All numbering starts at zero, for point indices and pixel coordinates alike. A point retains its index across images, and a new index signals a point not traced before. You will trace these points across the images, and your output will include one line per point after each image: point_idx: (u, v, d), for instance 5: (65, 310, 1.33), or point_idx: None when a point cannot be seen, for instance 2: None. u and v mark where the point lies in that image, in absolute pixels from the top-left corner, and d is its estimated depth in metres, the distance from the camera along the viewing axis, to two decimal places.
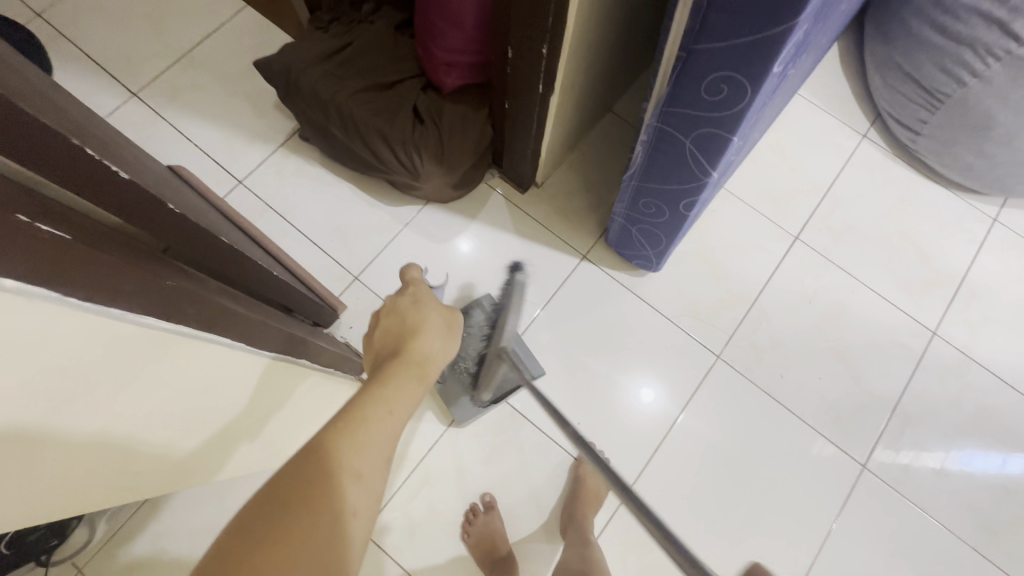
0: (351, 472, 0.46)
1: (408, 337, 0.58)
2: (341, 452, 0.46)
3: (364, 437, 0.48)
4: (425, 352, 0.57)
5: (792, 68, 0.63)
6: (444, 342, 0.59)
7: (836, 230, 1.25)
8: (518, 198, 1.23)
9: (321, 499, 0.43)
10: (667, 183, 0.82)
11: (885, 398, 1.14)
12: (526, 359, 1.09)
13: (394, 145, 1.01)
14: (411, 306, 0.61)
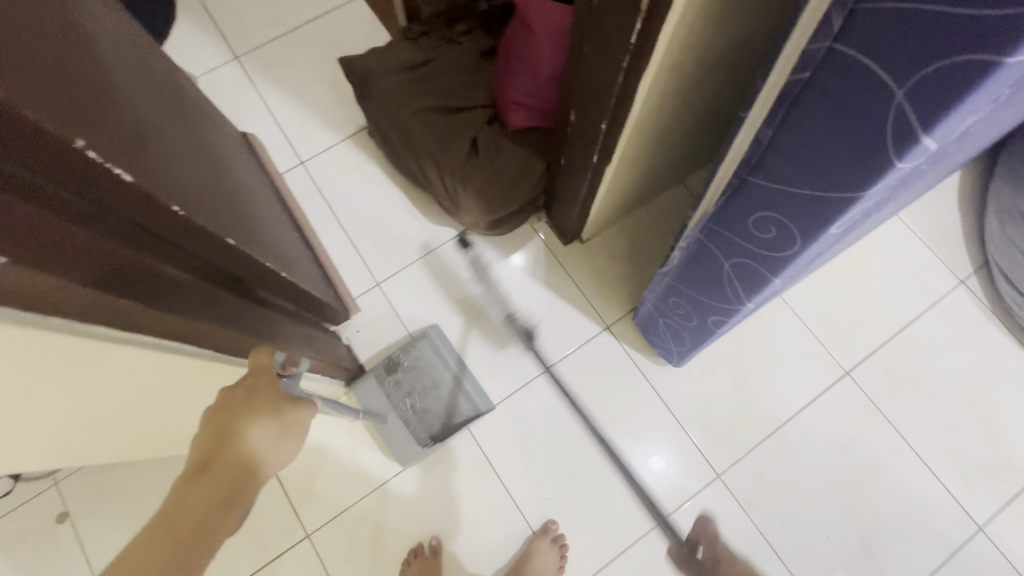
0: (168, 570, 0.48)
1: (236, 435, 0.56)
2: (205, 488, 0.53)
3: (219, 483, 0.53)
4: (247, 471, 0.56)
5: (864, 224, 0.55)
6: (282, 440, 0.59)
7: (895, 377, 1.10)
8: (558, 249, 1.18)
9: (193, 517, 0.51)
10: (700, 294, 0.75)
11: None
12: (474, 392, 1.08)
13: (443, 172, 1.00)
14: (244, 397, 0.58)
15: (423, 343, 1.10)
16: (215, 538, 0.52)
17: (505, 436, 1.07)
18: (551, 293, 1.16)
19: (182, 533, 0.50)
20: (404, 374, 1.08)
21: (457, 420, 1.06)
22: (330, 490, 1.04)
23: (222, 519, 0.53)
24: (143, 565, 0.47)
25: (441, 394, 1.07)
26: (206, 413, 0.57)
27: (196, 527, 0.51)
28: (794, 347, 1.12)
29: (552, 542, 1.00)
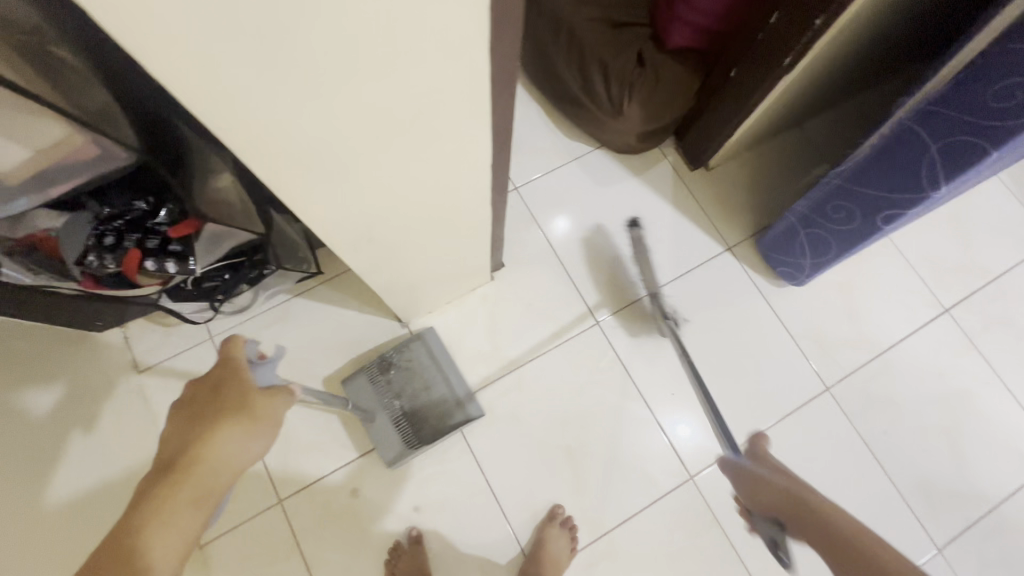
0: (147, 566, 0.50)
1: (179, 469, 0.53)
2: (149, 520, 0.51)
3: (147, 514, 0.52)
4: (212, 460, 0.54)
5: None
6: (244, 439, 0.56)
7: (990, 317, 1.19)
8: (684, 174, 1.25)
9: (129, 553, 0.50)
10: (876, 191, 0.83)
11: (985, 498, 1.09)
12: (465, 397, 1.05)
13: (610, 79, 1.07)
14: (214, 397, 0.58)
15: (418, 346, 1.07)
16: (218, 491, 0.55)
17: (631, 333, 1.14)
18: (676, 212, 1.23)
19: (120, 564, 0.49)
20: (396, 373, 1.05)
21: (445, 426, 1.03)
22: (469, 367, 1.10)
23: (173, 518, 0.52)
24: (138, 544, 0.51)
25: (431, 397, 1.04)
26: (168, 429, 0.57)
27: (129, 557, 0.50)
28: (900, 283, 1.20)
29: (562, 526, 1.01)
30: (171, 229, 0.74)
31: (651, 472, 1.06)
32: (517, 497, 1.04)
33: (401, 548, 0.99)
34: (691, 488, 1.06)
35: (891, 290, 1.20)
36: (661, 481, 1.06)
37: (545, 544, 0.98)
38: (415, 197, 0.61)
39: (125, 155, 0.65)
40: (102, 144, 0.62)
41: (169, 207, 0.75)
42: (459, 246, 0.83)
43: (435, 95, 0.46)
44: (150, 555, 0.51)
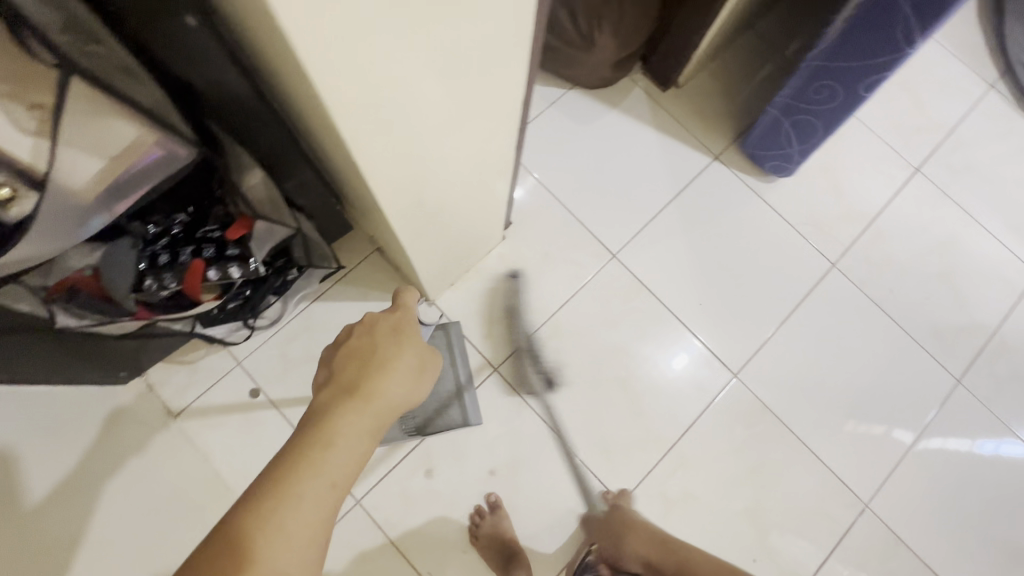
0: (327, 475, 0.48)
1: (359, 395, 0.53)
2: (332, 440, 0.50)
3: (336, 434, 0.50)
4: (387, 394, 0.54)
5: None
6: (412, 385, 0.57)
7: (955, 167, 1.30)
8: (658, 96, 1.28)
9: (309, 470, 0.48)
10: (855, 62, 0.88)
11: (985, 326, 1.20)
12: (467, 401, 1.06)
13: (577, 12, 1.06)
14: (387, 336, 0.59)
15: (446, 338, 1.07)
16: (386, 423, 0.54)
17: (648, 258, 1.18)
18: (660, 134, 1.26)
19: (303, 477, 0.47)
20: None
21: (440, 420, 1.04)
22: (506, 328, 1.11)
23: (356, 440, 0.51)
24: (320, 450, 0.49)
25: (440, 387, 1.05)
26: (337, 360, 0.56)
27: (314, 469, 0.48)
28: (873, 155, 1.29)
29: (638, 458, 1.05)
30: (227, 232, 0.74)
31: (699, 381, 1.11)
32: (584, 436, 1.07)
33: (486, 514, 1.00)
34: (738, 385, 1.12)
35: (866, 163, 1.28)
36: (710, 387, 1.11)
37: (616, 503, 1.01)
38: (458, 150, 0.61)
39: (187, 153, 0.62)
40: (165, 145, 0.59)
41: (217, 214, 0.74)
42: (484, 202, 0.82)
43: (489, 30, 0.45)
44: (336, 476, 0.48)
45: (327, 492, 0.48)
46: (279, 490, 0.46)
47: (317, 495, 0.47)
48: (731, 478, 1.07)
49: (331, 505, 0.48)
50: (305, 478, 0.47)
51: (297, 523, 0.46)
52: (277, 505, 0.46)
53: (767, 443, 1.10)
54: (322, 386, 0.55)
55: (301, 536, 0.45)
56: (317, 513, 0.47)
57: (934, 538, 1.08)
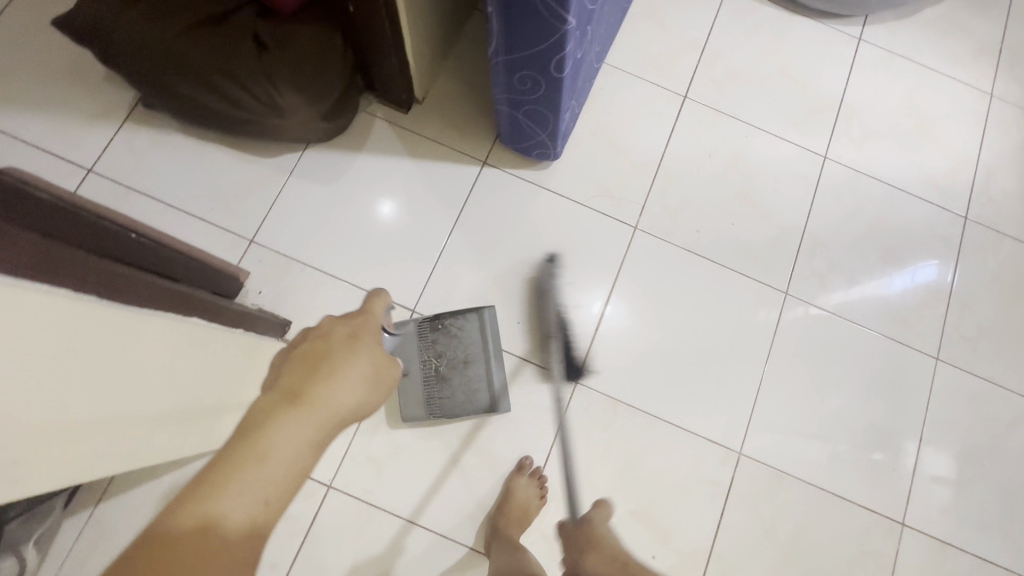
0: (253, 493, 0.44)
1: (302, 404, 0.47)
2: (268, 457, 0.45)
3: (274, 451, 0.45)
4: (329, 405, 0.48)
5: None
6: (363, 396, 0.50)
7: (720, 80, 1.27)
8: (403, 121, 1.17)
9: (241, 484, 0.44)
10: (529, 50, 0.80)
11: (794, 228, 1.20)
12: (496, 383, 1.03)
13: (245, 82, 0.94)
14: (343, 342, 0.51)
15: (473, 321, 1.05)
16: (334, 435, 0.49)
17: (450, 299, 1.09)
18: (419, 162, 1.15)
19: (233, 489, 0.43)
20: (443, 339, 1.04)
21: (494, 403, 1.02)
22: None
23: (296, 456, 0.46)
24: (248, 469, 0.44)
25: (479, 369, 1.03)
26: (283, 358, 0.50)
27: (247, 484, 0.44)
28: (639, 100, 1.24)
29: (531, 475, 1.01)
30: None
31: (542, 404, 1.06)
32: (449, 512, 1.00)
33: None
34: (583, 390, 1.07)
35: (635, 111, 1.23)
36: (554, 405, 1.06)
37: (511, 494, 0.99)
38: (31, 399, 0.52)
39: None
40: None
41: None
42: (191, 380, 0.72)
43: None
44: (269, 492, 0.45)
45: (248, 519, 0.44)
46: (205, 509, 0.42)
47: (244, 517, 0.43)
48: (605, 487, 1.04)
49: (258, 527, 0.44)
50: (232, 487, 0.43)
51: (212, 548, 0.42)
52: (199, 525, 0.42)
53: (628, 436, 1.06)
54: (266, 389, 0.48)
55: (230, 544, 0.43)
56: (243, 526, 0.43)
57: (812, 455, 1.09)
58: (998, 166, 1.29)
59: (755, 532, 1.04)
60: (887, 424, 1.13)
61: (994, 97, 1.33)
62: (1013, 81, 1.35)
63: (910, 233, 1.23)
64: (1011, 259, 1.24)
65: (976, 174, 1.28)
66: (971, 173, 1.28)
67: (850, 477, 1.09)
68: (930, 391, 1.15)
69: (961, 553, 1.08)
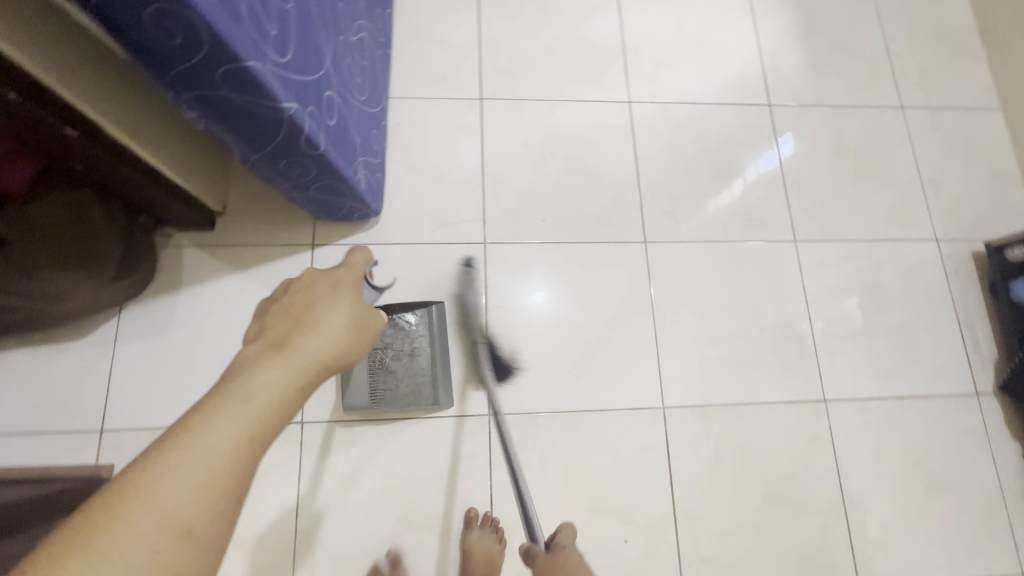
0: (232, 430, 0.44)
1: (297, 333, 0.52)
2: (265, 375, 0.48)
3: (271, 371, 0.48)
4: (319, 334, 0.53)
5: None
6: (350, 333, 0.55)
7: (507, 70, 1.27)
8: (214, 237, 1.10)
9: (240, 401, 0.46)
10: (270, 143, 0.75)
11: (629, 178, 1.23)
12: (440, 379, 1.04)
13: (4, 286, 0.86)
14: (327, 289, 0.57)
15: (417, 316, 1.06)
16: (315, 377, 0.51)
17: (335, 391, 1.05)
18: (246, 272, 1.09)
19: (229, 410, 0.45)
20: (389, 334, 1.04)
21: (430, 402, 1.03)
22: None
23: (291, 374, 0.49)
24: (235, 403, 0.46)
25: (420, 364, 1.04)
26: (271, 306, 0.56)
27: (244, 403, 0.46)
28: (438, 120, 1.23)
29: (483, 525, 0.99)
30: None
31: (466, 449, 1.05)
32: None
33: None
34: (498, 418, 1.06)
35: (438, 133, 1.22)
36: (478, 445, 1.05)
37: (469, 553, 0.96)
38: None
39: None
40: None
41: None
42: None
43: None
44: (268, 412, 0.46)
45: (244, 437, 0.44)
46: (188, 441, 0.43)
47: (228, 448, 0.44)
48: (554, 498, 1.03)
49: (238, 464, 0.44)
50: (227, 403, 0.45)
51: (193, 480, 0.41)
52: (182, 457, 0.42)
53: (558, 441, 1.06)
54: (251, 339, 0.52)
55: (221, 460, 0.43)
56: (234, 449, 0.44)
57: (724, 377, 1.13)
58: (779, 48, 1.37)
59: (702, 471, 1.07)
60: (781, 317, 1.18)
61: None
62: None
63: (730, 137, 1.29)
64: (820, 125, 1.32)
65: (763, 63, 1.35)
66: (759, 63, 1.35)
67: (764, 381, 1.13)
68: (801, 272, 1.21)
69: (883, 403, 1.14)
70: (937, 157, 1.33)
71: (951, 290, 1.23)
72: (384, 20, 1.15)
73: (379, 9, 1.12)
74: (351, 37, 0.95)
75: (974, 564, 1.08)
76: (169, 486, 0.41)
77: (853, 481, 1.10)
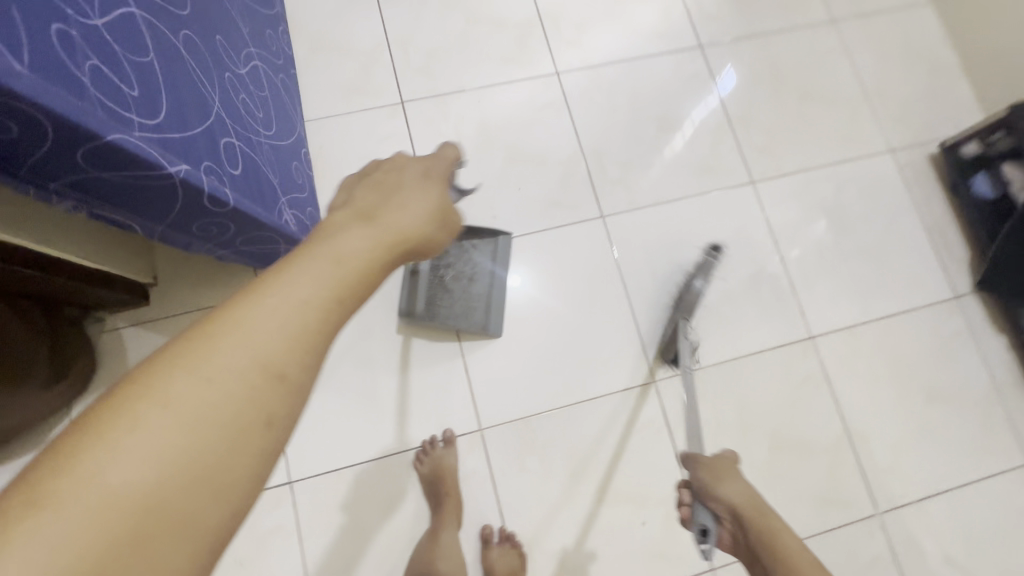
0: (309, 293, 0.37)
1: (382, 209, 0.45)
2: (348, 246, 0.40)
3: (354, 244, 0.41)
4: (403, 213, 0.46)
5: (78, 38, 0.51)
6: (431, 220, 0.48)
7: (423, 65, 1.20)
8: (152, 310, 1.02)
9: (322, 265, 0.38)
10: (173, 212, 0.69)
11: (573, 153, 1.18)
12: (490, 308, 1.06)
13: None
14: (412, 174, 0.50)
15: (483, 245, 1.07)
16: (400, 254, 0.44)
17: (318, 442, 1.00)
18: None
19: (310, 273, 0.38)
20: (454, 253, 1.06)
21: (480, 329, 1.06)
22: None
23: (373, 248, 0.42)
24: (326, 261, 0.39)
25: (473, 294, 1.06)
26: (355, 182, 0.49)
27: (325, 268, 0.38)
28: (362, 134, 1.15)
29: (500, 540, 0.97)
30: None
31: (465, 468, 1.01)
32: None
33: None
34: (492, 430, 1.03)
35: (365, 147, 1.14)
36: (477, 462, 1.02)
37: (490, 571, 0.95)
38: None
39: None
40: None
41: None
42: None
43: None
44: (350, 284, 0.39)
45: (322, 305, 0.37)
46: (276, 288, 0.36)
47: (319, 299, 0.37)
48: (564, 497, 1.01)
49: (327, 325, 0.37)
50: (303, 266, 0.38)
51: (281, 328, 0.35)
52: (267, 304, 0.35)
53: (557, 438, 1.03)
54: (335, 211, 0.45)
55: (292, 332, 0.35)
56: (308, 322, 0.36)
57: (709, 335, 1.10)
58: None
59: (705, 434, 1.05)
60: (754, 262, 1.15)
61: None
62: None
63: (668, 88, 1.24)
64: (756, 56, 1.27)
65: (686, 2, 1.29)
66: (682, 4, 1.29)
67: (749, 331, 1.11)
68: (764, 212, 1.18)
69: (868, 326, 1.13)
70: (877, 65, 1.29)
71: (914, 199, 1.21)
72: (278, 38, 1.06)
73: (268, 28, 1.03)
74: (240, 70, 0.86)
75: (980, 463, 1.10)
76: (257, 330, 0.35)
77: (852, 411, 1.09)
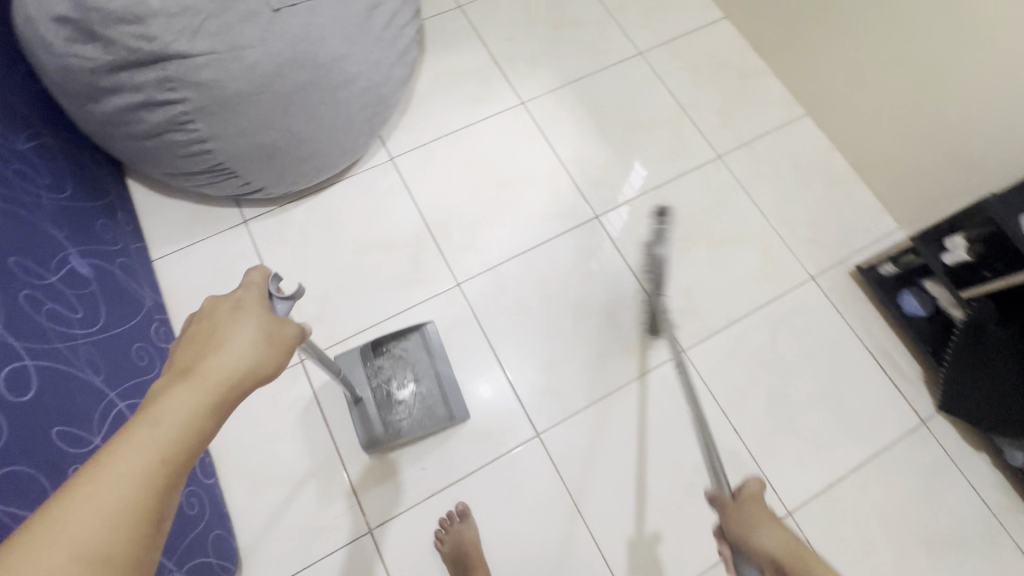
0: (131, 460, 0.39)
1: (207, 354, 0.46)
2: (166, 407, 0.42)
3: (173, 402, 0.42)
4: (223, 354, 0.46)
5: None
6: (263, 346, 0.49)
7: (317, 314, 1.13)
8: None
9: (142, 434, 0.40)
10: None
11: (493, 369, 1.10)
12: (448, 400, 1.05)
13: None
14: (227, 305, 0.50)
15: (413, 343, 1.08)
16: (228, 401, 0.45)
17: None
18: None
19: (129, 445, 0.39)
20: (388, 360, 1.06)
21: (450, 421, 1.04)
22: None
23: (198, 401, 0.43)
24: (141, 428, 0.40)
25: (425, 389, 1.05)
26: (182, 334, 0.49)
27: (143, 437, 0.40)
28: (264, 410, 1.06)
29: None
30: None
31: None
32: None
33: None
34: None
35: (270, 424, 1.04)
36: None
37: None
38: None
39: None
40: None
41: None
42: None
43: None
44: (172, 444, 0.41)
45: (144, 471, 0.39)
46: (91, 472, 0.38)
47: (138, 469, 0.39)
48: None
49: (154, 486, 0.39)
50: (117, 443, 0.39)
51: (101, 507, 0.37)
52: (83, 493, 0.37)
53: None
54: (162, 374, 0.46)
55: (113, 505, 0.37)
56: (126, 488, 0.38)
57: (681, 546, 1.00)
58: (579, 151, 1.30)
59: None
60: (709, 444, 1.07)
61: (526, 102, 1.34)
62: (527, 79, 1.37)
63: (574, 270, 1.19)
64: (653, 213, 1.25)
65: (572, 174, 1.28)
66: (567, 177, 1.27)
67: None
68: (704, 382, 1.11)
69: (844, 484, 1.05)
70: (774, 191, 1.28)
71: (851, 325, 1.17)
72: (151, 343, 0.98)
73: (135, 343, 0.95)
74: (92, 440, 0.78)
75: None
76: (81, 510, 0.36)
77: None
